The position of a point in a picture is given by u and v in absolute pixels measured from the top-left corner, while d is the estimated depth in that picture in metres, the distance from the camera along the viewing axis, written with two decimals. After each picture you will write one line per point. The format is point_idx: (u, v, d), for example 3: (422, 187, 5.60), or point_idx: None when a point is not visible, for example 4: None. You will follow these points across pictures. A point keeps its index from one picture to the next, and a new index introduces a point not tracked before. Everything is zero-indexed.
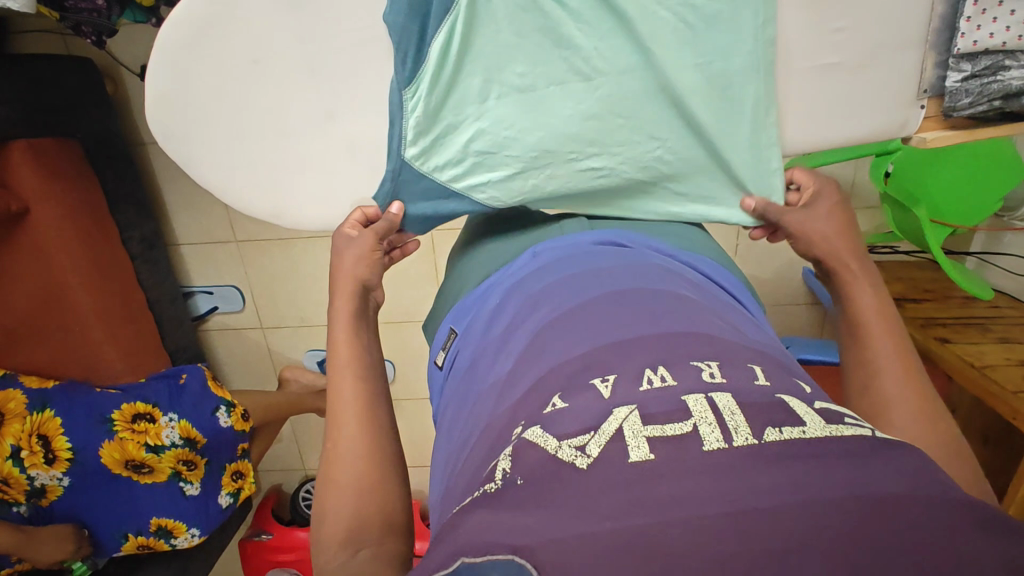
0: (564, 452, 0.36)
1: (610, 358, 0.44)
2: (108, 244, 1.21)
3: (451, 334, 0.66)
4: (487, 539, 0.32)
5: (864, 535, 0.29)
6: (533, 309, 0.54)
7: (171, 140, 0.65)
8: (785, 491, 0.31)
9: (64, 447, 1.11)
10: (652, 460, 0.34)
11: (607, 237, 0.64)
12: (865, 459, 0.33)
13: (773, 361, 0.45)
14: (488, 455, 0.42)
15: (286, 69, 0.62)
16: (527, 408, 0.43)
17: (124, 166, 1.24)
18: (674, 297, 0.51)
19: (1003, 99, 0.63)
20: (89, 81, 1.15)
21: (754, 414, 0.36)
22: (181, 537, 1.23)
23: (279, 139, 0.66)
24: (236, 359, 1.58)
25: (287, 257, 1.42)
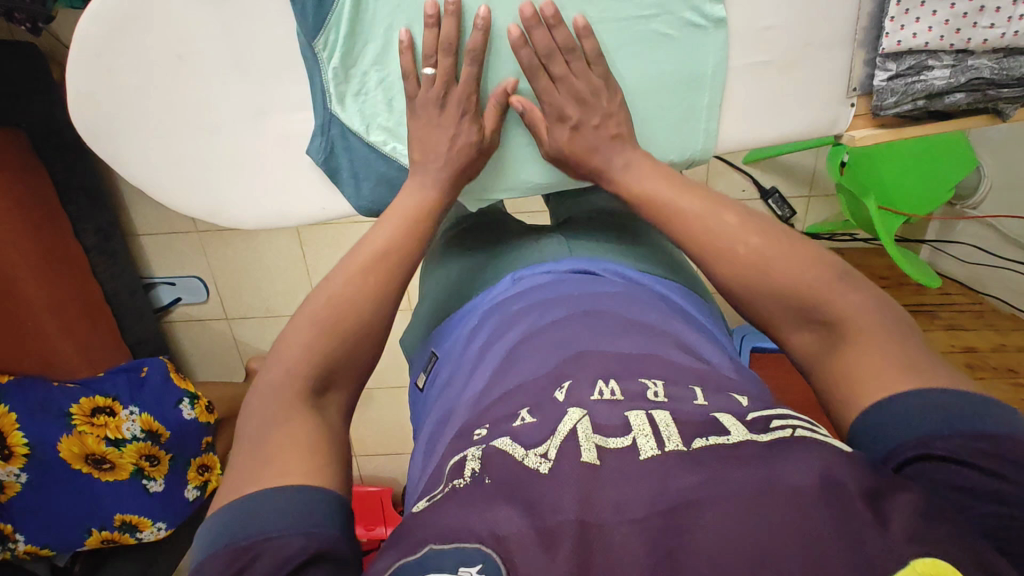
0: (530, 459, 0.37)
1: (570, 370, 0.46)
2: (61, 240, 1.18)
3: (432, 357, 0.66)
4: (456, 529, 0.33)
5: (792, 530, 0.29)
6: (506, 331, 0.55)
7: (92, 137, 0.63)
8: (712, 488, 0.32)
9: (20, 443, 1.06)
10: (598, 464, 0.35)
11: (583, 265, 0.64)
12: (776, 455, 0.34)
13: (718, 377, 0.46)
14: (451, 451, 0.43)
15: (209, 64, 0.61)
16: (493, 420, 0.43)
17: (74, 156, 1.21)
18: (638, 321, 0.53)
19: (928, 99, 0.64)
20: (34, 67, 1.10)
21: (687, 428, 0.37)
22: (147, 530, 1.22)
23: (206, 136, 0.65)
24: (201, 352, 1.56)
25: (251, 246, 1.40)
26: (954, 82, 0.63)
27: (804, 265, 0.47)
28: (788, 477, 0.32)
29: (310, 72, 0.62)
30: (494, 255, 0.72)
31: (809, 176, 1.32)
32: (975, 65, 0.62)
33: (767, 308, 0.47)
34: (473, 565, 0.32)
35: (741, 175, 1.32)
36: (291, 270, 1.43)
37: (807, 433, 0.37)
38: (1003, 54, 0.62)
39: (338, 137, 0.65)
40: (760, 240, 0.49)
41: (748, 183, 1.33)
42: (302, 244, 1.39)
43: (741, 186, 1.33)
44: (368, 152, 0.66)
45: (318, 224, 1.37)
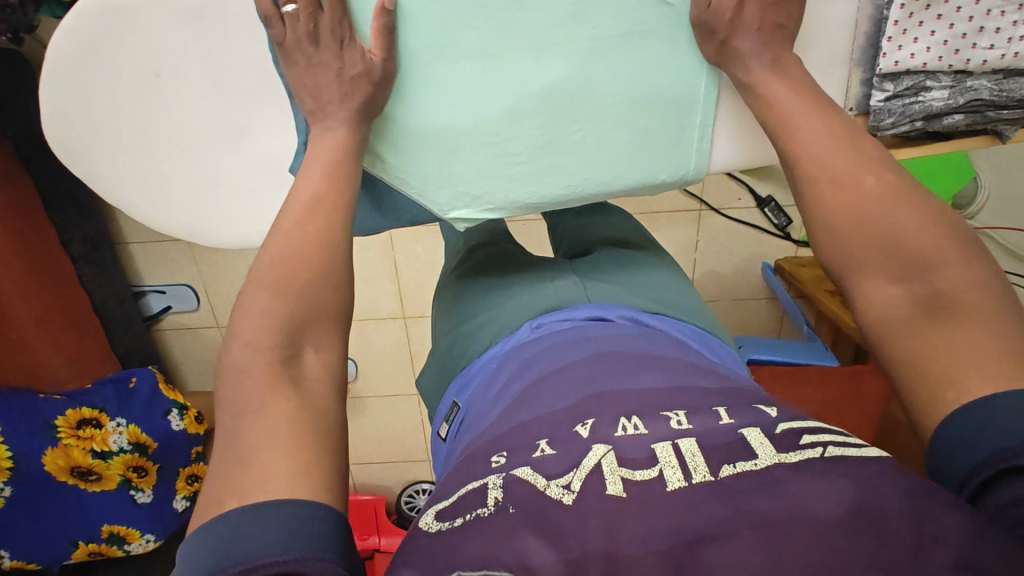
0: (552, 490, 0.36)
1: (592, 405, 0.45)
2: (48, 251, 1.16)
3: (454, 407, 0.64)
4: (478, 559, 0.32)
5: (815, 551, 0.29)
6: (523, 375, 0.54)
7: (69, 153, 0.62)
8: (738, 518, 0.32)
9: (3, 457, 1.05)
10: (625, 497, 0.35)
11: (594, 311, 0.63)
12: (810, 479, 0.33)
13: (743, 394, 0.45)
14: (458, 479, 0.42)
15: (186, 82, 0.58)
16: (514, 446, 0.43)
17: (61, 165, 1.19)
18: (655, 359, 0.52)
19: (926, 120, 0.61)
20: (18, 74, 1.09)
21: (713, 453, 0.37)
22: (136, 542, 1.21)
23: (185, 156, 0.63)
24: (193, 359, 1.54)
25: (243, 255, 1.39)
26: (953, 103, 0.60)
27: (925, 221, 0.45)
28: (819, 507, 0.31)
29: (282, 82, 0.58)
30: (509, 295, 0.71)
31: None
32: (975, 86, 0.59)
33: (858, 259, 0.47)
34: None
35: (737, 183, 1.31)
36: None
37: (837, 452, 0.36)
38: (1002, 75, 0.59)
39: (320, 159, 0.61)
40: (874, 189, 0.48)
41: (744, 191, 1.32)
42: None
43: (738, 194, 1.32)
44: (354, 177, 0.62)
45: None
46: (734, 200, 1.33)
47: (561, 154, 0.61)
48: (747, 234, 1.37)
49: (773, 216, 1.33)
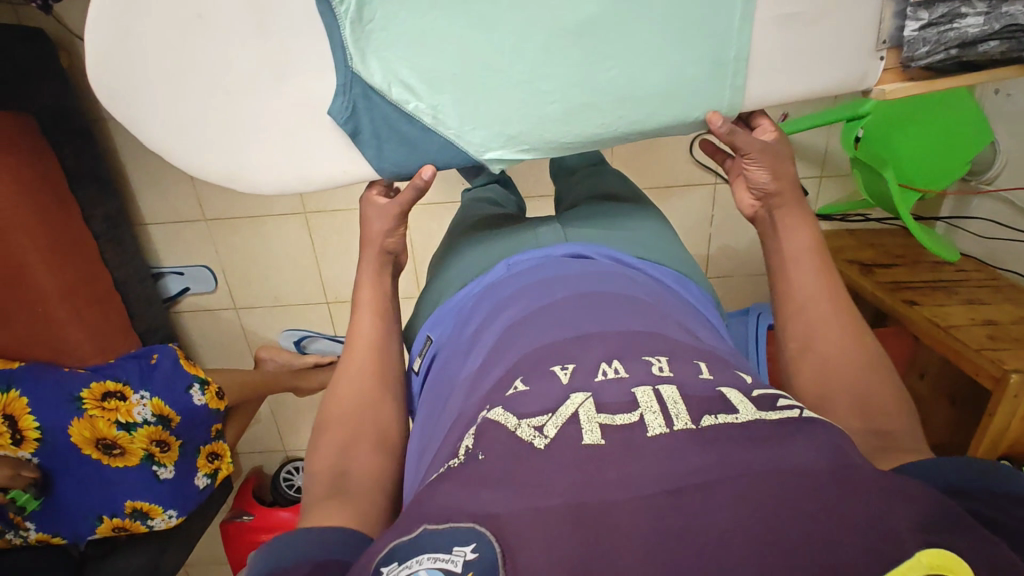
0: (522, 431, 0.38)
1: (571, 348, 0.46)
2: (72, 227, 1.18)
3: (428, 342, 0.65)
4: (448, 510, 0.35)
5: (787, 510, 0.31)
6: (500, 313, 0.56)
7: (117, 100, 0.64)
8: (717, 470, 0.33)
9: (31, 427, 1.08)
10: (603, 444, 0.36)
11: (576, 249, 0.64)
12: (791, 436, 0.36)
13: (719, 357, 0.46)
14: (458, 426, 0.44)
15: (230, 22, 0.62)
16: (492, 392, 0.45)
17: (83, 142, 1.21)
18: (635, 300, 0.52)
19: (961, 49, 0.60)
20: (42, 52, 1.12)
21: (694, 404, 0.38)
22: (158, 518, 1.20)
23: (229, 98, 0.65)
24: (210, 341, 1.55)
25: (259, 235, 1.40)
26: (988, 29, 0.59)
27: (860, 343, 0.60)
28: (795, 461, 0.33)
29: (327, 30, 0.62)
30: (490, 240, 0.73)
31: (820, 155, 1.31)
32: (1011, 11, 0.58)
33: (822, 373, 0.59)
34: (467, 544, 0.33)
35: None
36: (299, 258, 1.43)
37: (811, 415, 0.39)
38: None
39: (360, 96, 0.64)
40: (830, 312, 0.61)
41: None
42: (311, 232, 1.39)
43: None
44: (393, 118, 0.65)
45: (326, 210, 1.36)
46: None
47: (593, 94, 0.63)
48: None
49: None
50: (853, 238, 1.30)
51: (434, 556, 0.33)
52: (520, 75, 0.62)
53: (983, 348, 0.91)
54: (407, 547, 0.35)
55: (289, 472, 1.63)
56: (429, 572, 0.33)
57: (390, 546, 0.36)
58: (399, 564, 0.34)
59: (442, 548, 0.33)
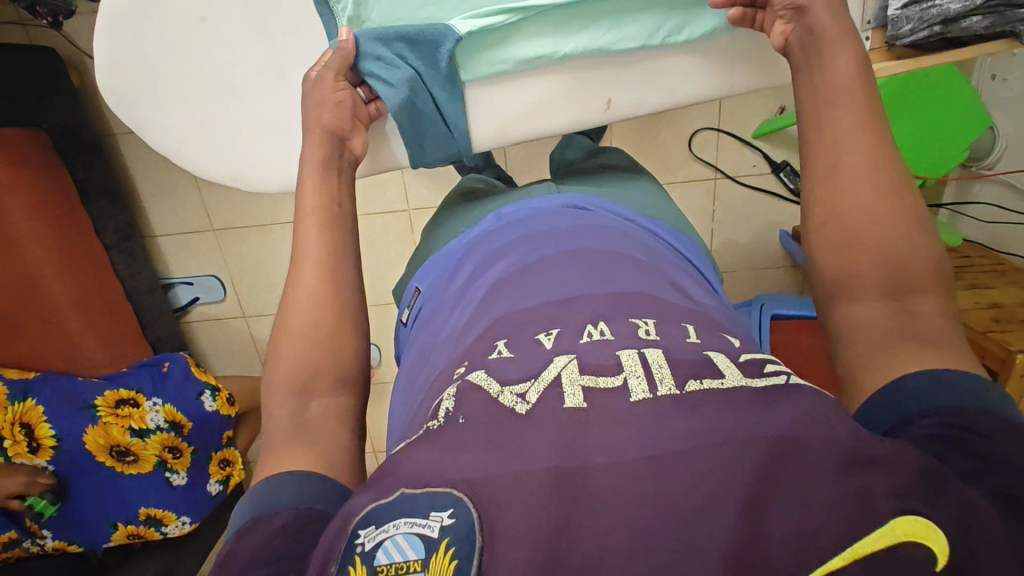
0: (505, 397, 0.38)
1: (555, 311, 0.45)
2: (85, 238, 1.21)
3: (416, 292, 0.68)
4: (428, 474, 0.34)
5: (766, 478, 0.31)
6: (493, 264, 0.56)
7: (124, 105, 0.66)
8: (702, 433, 0.33)
9: (47, 435, 1.10)
10: (585, 407, 0.35)
11: (571, 200, 0.66)
12: (777, 403, 0.35)
13: (710, 320, 0.46)
14: (437, 388, 0.44)
15: (231, 27, 0.64)
16: (475, 353, 0.45)
17: (93, 157, 1.24)
18: (627, 258, 0.52)
19: (944, 25, 0.63)
20: (52, 69, 1.15)
21: (680, 367, 0.38)
22: (172, 525, 1.22)
23: (230, 102, 0.68)
24: (220, 351, 1.57)
25: (264, 243, 1.42)
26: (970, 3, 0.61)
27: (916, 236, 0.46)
28: (773, 424, 0.33)
29: (326, 28, 0.65)
30: (480, 204, 0.75)
31: None
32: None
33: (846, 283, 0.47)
34: (444, 510, 0.33)
35: (750, 150, 1.32)
36: None
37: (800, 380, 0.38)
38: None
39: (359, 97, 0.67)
40: (878, 202, 0.47)
41: (759, 157, 1.32)
42: None
43: (752, 161, 1.33)
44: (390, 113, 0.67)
45: None
46: (748, 167, 1.34)
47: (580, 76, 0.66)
48: (763, 202, 1.37)
49: (789, 181, 1.32)
50: None
51: (410, 520, 0.33)
52: (513, 44, 0.67)
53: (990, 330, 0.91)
54: (382, 510, 0.34)
55: None
56: (406, 536, 0.33)
57: (368, 508, 0.35)
58: (376, 527, 0.34)
59: (420, 512, 0.33)
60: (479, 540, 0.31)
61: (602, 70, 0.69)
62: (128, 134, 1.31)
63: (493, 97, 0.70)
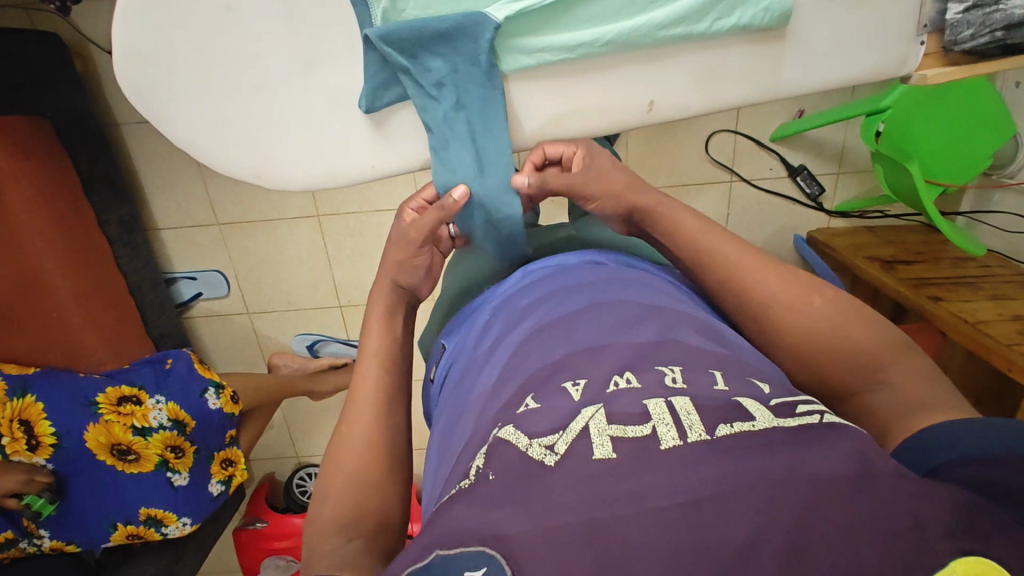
0: (534, 451, 0.36)
1: (581, 363, 0.44)
2: (87, 231, 1.18)
3: (443, 349, 0.68)
4: (459, 531, 0.32)
5: (817, 524, 0.28)
6: (516, 323, 0.55)
7: (142, 96, 0.63)
8: (729, 475, 0.31)
9: (47, 432, 1.06)
10: (614, 458, 0.34)
11: (591, 256, 0.65)
12: (805, 442, 0.33)
13: (734, 361, 0.44)
14: (472, 449, 0.41)
15: (260, 11, 0.61)
16: (502, 410, 0.43)
17: (96, 147, 1.21)
18: (653, 309, 0.50)
19: (1006, 30, 0.61)
20: (57, 57, 1.12)
21: (708, 413, 0.36)
22: (172, 525, 1.18)
23: (254, 92, 0.65)
24: (222, 346, 1.54)
25: (270, 238, 1.39)
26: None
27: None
28: (811, 466, 0.31)
29: (360, 20, 0.62)
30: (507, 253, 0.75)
31: (837, 152, 1.29)
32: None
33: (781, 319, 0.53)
34: (477, 568, 0.30)
35: (767, 153, 1.30)
36: (311, 262, 1.41)
37: (834, 418, 0.36)
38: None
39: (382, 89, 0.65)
40: None
41: (775, 161, 1.31)
42: (324, 235, 1.38)
43: (769, 164, 1.31)
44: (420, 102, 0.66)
45: (340, 213, 1.35)
46: (765, 170, 1.32)
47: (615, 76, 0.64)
48: (778, 206, 1.35)
49: (806, 184, 1.31)
50: (873, 235, 1.28)
51: None
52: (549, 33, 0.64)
53: (1015, 343, 0.89)
54: (418, 575, 0.32)
55: (301, 479, 1.62)
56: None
57: (403, 573, 0.33)
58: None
59: (453, 575, 0.31)
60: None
61: (644, 67, 0.67)
62: (133, 125, 1.28)
63: (532, 93, 0.68)
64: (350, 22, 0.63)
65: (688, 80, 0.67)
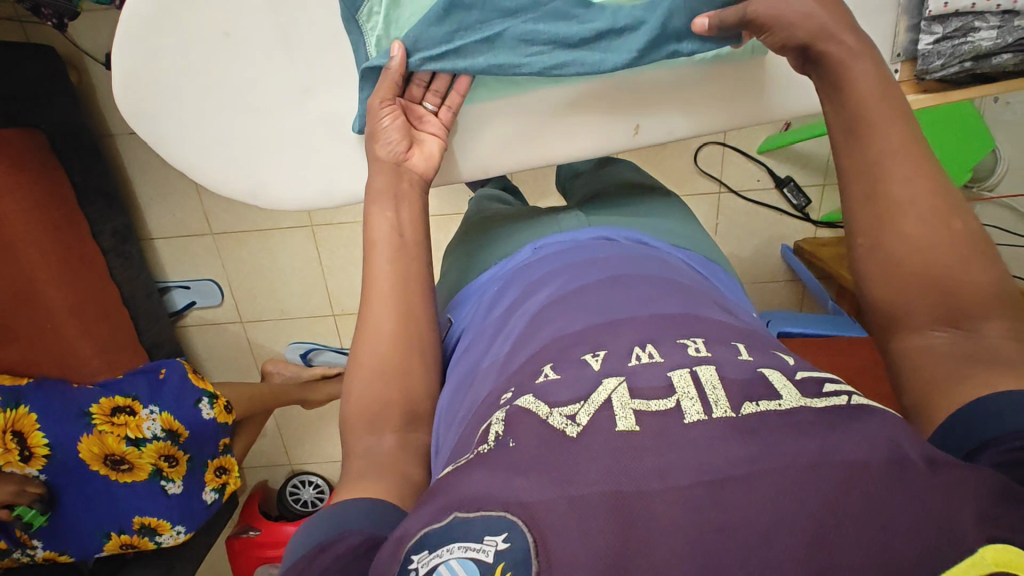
0: (554, 419, 0.37)
1: (602, 336, 0.45)
2: (80, 242, 1.19)
3: (449, 321, 0.69)
4: (478, 496, 0.34)
5: (838, 507, 0.30)
6: (533, 293, 0.56)
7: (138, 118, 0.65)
8: (753, 458, 0.32)
9: (40, 444, 1.05)
10: (638, 431, 0.35)
11: (603, 233, 0.66)
12: (838, 426, 0.34)
13: (755, 337, 0.45)
14: (478, 421, 0.43)
15: (257, 40, 0.63)
16: (521, 376, 0.44)
17: (90, 158, 1.22)
18: (668, 284, 0.52)
19: (975, 61, 0.65)
20: (50, 70, 1.13)
21: (734, 388, 0.37)
22: (166, 534, 1.20)
23: (251, 117, 0.67)
24: (216, 355, 1.55)
25: (264, 247, 1.40)
26: (1002, 41, 0.64)
27: (956, 257, 0.45)
28: (844, 452, 0.32)
29: (354, 46, 0.64)
30: (512, 229, 0.77)
31: (823, 164, 1.32)
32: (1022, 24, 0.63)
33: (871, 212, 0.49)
34: (497, 534, 0.33)
35: (755, 164, 1.32)
36: (305, 270, 1.42)
37: (861, 401, 0.37)
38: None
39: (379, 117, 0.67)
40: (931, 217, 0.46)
41: (763, 172, 1.33)
42: (317, 244, 1.39)
43: (756, 176, 1.33)
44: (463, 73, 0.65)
45: (334, 223, 1.36)
46: (752, 181, 1.34)
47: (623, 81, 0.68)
48: (764, 216, 1.38)
49: (792, 195, 1.33)
50: None
51: (463, 545, 0.33)
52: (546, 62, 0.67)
53: None
54: (435, 535, 0.35)
55: (294, 486, 1.64)
56: (460, 560, 0.33)
57: (420, 532, 0.35)
58: (429, 551, 0.35)
59: (473, 537, 0.33)
60: (535, 560, 0.31)
61: (630, 92, 0.69)
62: (127, 135, 1.29)
63: (519, 115, 0.71)
64: (346, 48, 0.65)
65: (673, 103, 0.70)
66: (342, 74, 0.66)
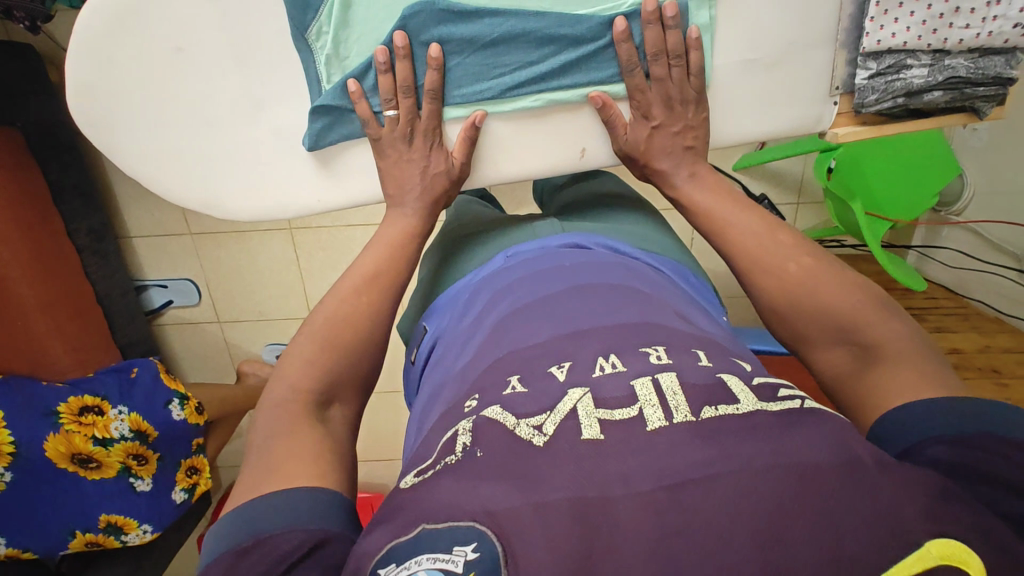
0: (522, 430, 0.38)
1: (567, 347, 0.46)
2: (54, 240, 1.18)
3: (425, 331, 0.69)
4: (448, 507, 0.34)
5: (794, 510, 0.31)
6: (501, 301, 0.57)
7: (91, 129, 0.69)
8: (713, 464, 0.33)
9: (4, 441, 1.02)
10: (602, 439, 0.35)
11: (573, 240, 0.67)
12: (791, 426, 0.35)
13: (717, 344, 0.46)
14: (442, 429, 0.44)
15: (209, 55, 0.68)
16: (487, 387, 0.45)
17: (68, 157, 1.22)
18: (632, 292, 0.53)
19: (907, 97, 0.69)
20: (29, 68, 1.12)
21: (694, 394, 0.38)
22: (132, 533, 1.18)
23: (203, 129, 0.71)
24: (193, 352, 1.54)
25: (242, 249, 1.40)
26: (932, 80, 0.67)
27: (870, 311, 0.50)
28: (799, 455, 0.33)
29: (304, 64, 0.68)
30: (487, 239, 0.77)
31: (797, 183, 1.35)
32: (952, 65, 0.67)
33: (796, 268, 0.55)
34: (467, 544, 0.32)
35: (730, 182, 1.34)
36: (283, 273, 1.42)
37: (813, 405, 0.38)
38: (977, 54, 0.66)
39: (323, 134, 0.70)
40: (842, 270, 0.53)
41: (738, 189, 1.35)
42: (296, 247, 1.39)
43: None
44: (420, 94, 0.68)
45: (312, 226, 1.37)
46: None
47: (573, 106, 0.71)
48: None
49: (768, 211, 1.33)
50: None
51: (433, 556, 0.33)
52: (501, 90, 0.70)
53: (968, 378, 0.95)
54: (403, 547, 0.34)
55: None
56: (428, 572, 0.33)
57: (387, 546, 0.35)
58: (397, 564, 0.34)
59: (442, 548, 0.33)
60: (503, 572, 0.31)
61: (572, 117, 0.72)
62: None
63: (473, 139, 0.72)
64: (298, 75, 0.69)
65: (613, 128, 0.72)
66: (296, 90, 0.70)
